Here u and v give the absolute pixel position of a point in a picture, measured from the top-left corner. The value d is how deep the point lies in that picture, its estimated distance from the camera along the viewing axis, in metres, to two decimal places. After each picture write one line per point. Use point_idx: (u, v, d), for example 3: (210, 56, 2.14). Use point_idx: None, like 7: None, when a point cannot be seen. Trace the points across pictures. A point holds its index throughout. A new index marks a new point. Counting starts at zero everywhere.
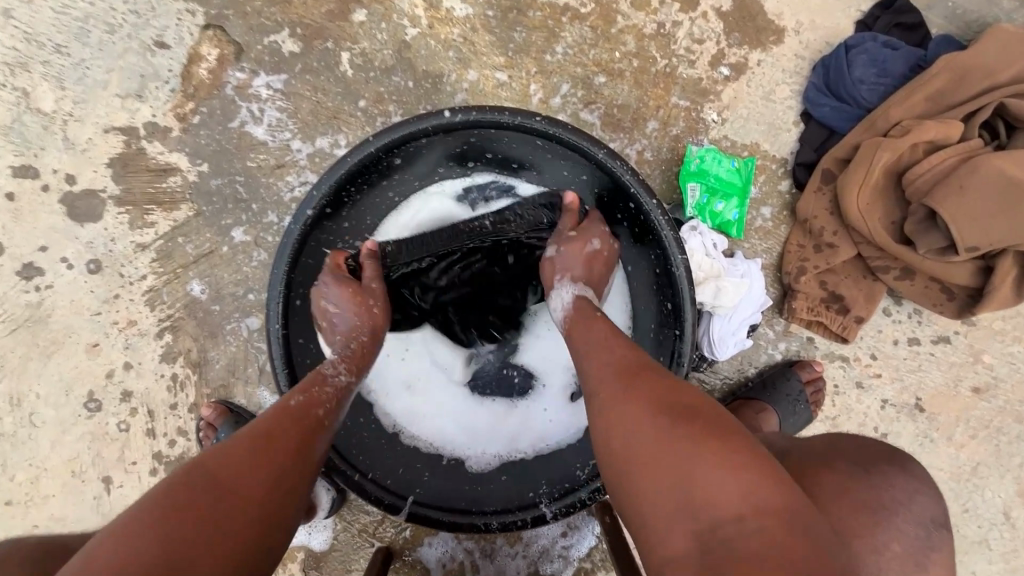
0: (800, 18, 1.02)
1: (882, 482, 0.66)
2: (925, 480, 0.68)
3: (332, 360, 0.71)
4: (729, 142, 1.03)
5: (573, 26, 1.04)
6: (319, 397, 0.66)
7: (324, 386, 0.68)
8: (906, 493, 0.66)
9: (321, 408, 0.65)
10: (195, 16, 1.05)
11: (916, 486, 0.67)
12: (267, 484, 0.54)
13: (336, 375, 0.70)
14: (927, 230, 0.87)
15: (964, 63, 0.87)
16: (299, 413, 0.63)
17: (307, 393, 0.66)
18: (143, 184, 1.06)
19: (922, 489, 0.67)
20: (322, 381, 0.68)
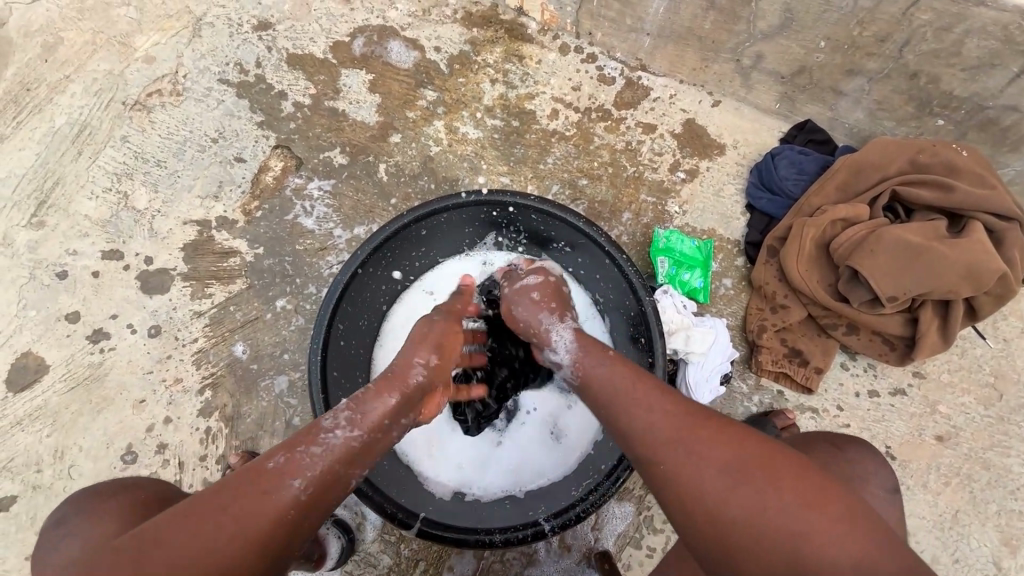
0: (736, 137, 1.32)
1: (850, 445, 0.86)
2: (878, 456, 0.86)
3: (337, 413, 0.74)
4: (690, 228, 1.27)
5: (560, 144, 1.34)
6: (299, 465, 0.68)
7: (310, 447, 0.70)
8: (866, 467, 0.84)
9: (299, 478, 0.68)
10: (269, 139, 1.36)
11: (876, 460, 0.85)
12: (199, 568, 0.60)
13: (333, 432, 0.72)
14: (855, 287, 1.07)
15: (859, 162, 1.13)
16: (274, 482, 0.67)
17: (290, 455, 0.69)
18: (207, 263, 1.28)
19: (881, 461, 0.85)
20: (310, 442, 0.71)
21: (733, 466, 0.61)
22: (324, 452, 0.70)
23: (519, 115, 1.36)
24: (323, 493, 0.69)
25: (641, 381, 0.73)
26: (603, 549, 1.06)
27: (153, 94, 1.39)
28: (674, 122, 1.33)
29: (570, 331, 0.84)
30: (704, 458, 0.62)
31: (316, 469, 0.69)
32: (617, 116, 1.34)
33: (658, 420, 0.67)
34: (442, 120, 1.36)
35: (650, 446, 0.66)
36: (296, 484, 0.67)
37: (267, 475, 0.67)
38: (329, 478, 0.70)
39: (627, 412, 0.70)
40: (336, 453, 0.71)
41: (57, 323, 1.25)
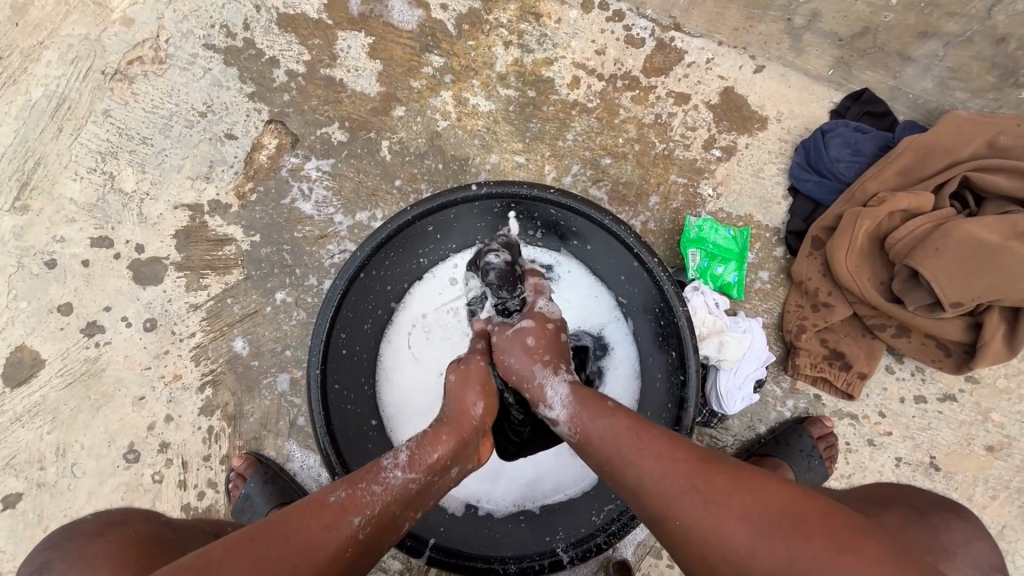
0: (780, 109, 1.17)
1: (941, 525, 0.70)
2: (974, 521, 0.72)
3: (395, 454, 0.68)
4: (725, 214, 1.14)
5: (582, 118, 1.20)
6: (361, 502, 0.63)
7: (371, 486, 0.65)
8: (962, 535, 0.69)
9: (359, 514, 0.62)
10: (261, 112, 1.24)
11: (972, 531, 0.70)
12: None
13: (392, 471, 0.66)
14: (913, 288, 0.95)
15: (927, 143, 1.00)
16: (336, 516, 0.60)
17: (350, 492, 0.64)
18: (202, 251, 1.19)
19: (975, 533, 0.70)
20: (372, 479, 0.65)
21: (763, 516, 0.53)
22: (388, 490, 0.65)
23: (535, 83, 1.21)
24: (374, 542, 0.62)
25: (643, 429, 0.65)
26: (621, 560, 1.02)
27: (134, 63, 1.27)
28: (711, 91, 1.18)
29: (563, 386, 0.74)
30: (711, 507, 0.55)
31: (376, 507, 0.63)
32: (646, 85, 1.19)
33: (668, 473, 0.59)
34: (450, 90, 1.23)
35: (653, 493, 0.59)
36: (354, 521, 0.61)
37: (329, 510, 0.61)
38: (387, 519, 0.64)
39: (630, 470, 0.62)
40: (397, 495, 0.65)
41: (49, 315, 1.18)
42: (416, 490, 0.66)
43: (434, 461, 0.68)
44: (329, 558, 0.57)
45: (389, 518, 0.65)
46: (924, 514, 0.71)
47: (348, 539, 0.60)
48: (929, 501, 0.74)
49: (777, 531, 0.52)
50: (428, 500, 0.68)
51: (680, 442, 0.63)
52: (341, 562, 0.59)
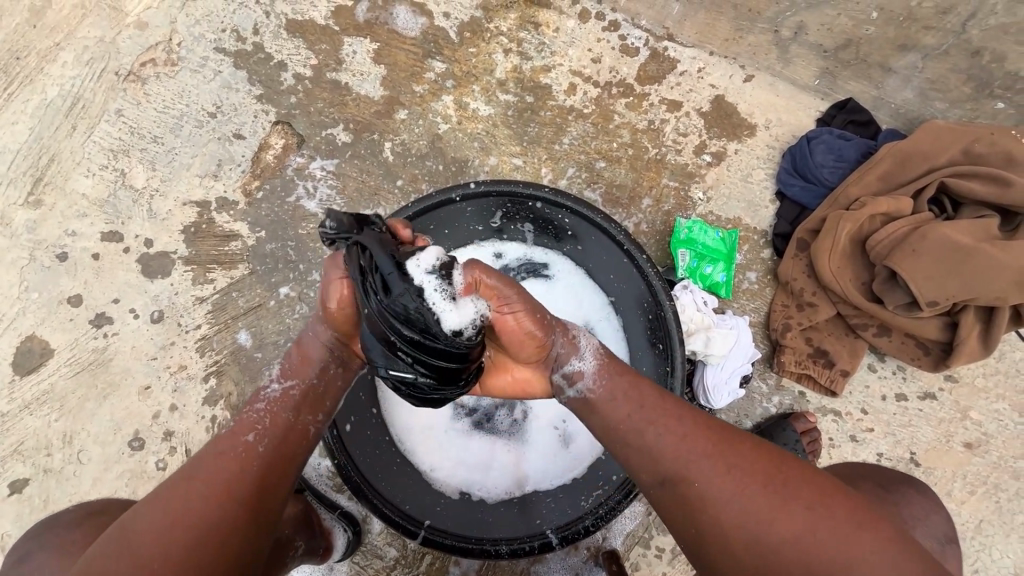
0: (769, 117, 1.22)
1: (904, 497, 0.81)
2: (931, 497, 0.82)
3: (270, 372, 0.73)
4: (715, 216, 1.18)
5: (578, 122, 1.24)
6: (249, 422, 0.69)
7: (254, 406, 0.70)
8: (922, 508, 0.80)
9: (252, 433, 0.68)
10: (269, 114, 1.28)
11: (930, 505, 0.81)
12: (194, 517, 0.61)
13: (270, 387, 0.72)
14: (892, 289, 1.00)
15: (905, 150, 1.04)
16: (229, 442, 0.67)
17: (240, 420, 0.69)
18: (208, 247, 1.23)
19: (931, 507, 0.81)
20: (253, 400, 0.70)
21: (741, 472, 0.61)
22: (268, 405, 0.70)
23: (533, 89, 1.26)
24: (277, 453, 0.68)
25: (634, 384, 0.71)
26: (610, 549, 1.05)
27: (147, 64, 1.32)
28: (702, 98, 1.23)
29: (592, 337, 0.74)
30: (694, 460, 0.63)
31: (266, 423, 0.69)
32: (640, 92, 1.24)
33: (654, 428, 0.66)
34: (451, 95, 1.27)
35: (632, 432, 0.67)
36: (247, 438, 0.68)
37: (222, 440, 0.68)
38: (282, 429, 0.69)
39: (608, 414, 0.69)
40: (280, 403, 0.70)
41: (60, 307, 1.22)
42: (297, 396, 0.71)
43: (307, 371, 0.72)
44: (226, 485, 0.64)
45: (285, 427, 0.70)
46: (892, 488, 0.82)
47: (245, 458, 0.66)
48: (890, 476, 0.85)
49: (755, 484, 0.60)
50: (320, 403, 0.73)
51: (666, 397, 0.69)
52: (243, 484, 0.65)
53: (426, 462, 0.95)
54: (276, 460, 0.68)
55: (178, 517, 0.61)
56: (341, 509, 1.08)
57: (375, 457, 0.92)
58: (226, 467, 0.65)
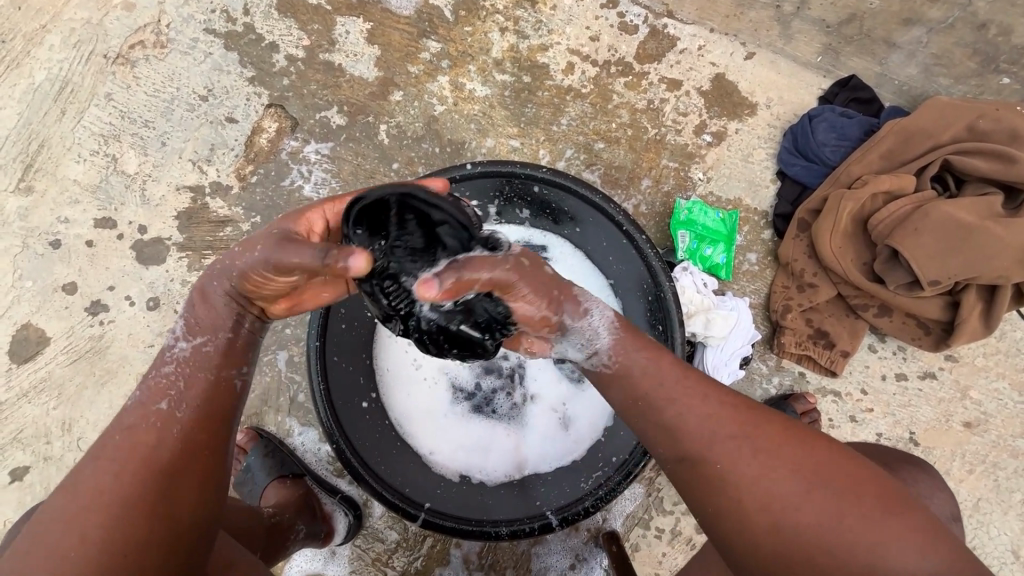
0: (770, 95, 1.20)
1: (911, 477, 0.81)
2: (936, 476, 0.83)
3: (174, 330, 0.68)
4: (715, 197, 1.17)
5: (575, 103, 1.22)
6: (160, 389, 0.65)
7: (162, 369, 0.66)
8: (930, 487, 0.81)
9: (166, 400, 0.65)
10: (261, 96, 1.26)
11: (934, 483, 0.82)
12: (117, 493, 0.59)
13: (178, 346, 0.68)
14: (894, 268, 0.99)
15: (909, 127, 1.02)
16: (142, 416, 0.64)
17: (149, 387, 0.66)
18: (203, 233, 1.22)
19: (937, 486, 0.81)
20: (160, 364, 0.66)
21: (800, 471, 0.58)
22: (177, 365, 0.66)
23: (530, 69, 1.24)
24: (201, 412, 0.65)
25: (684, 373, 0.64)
26: (610, 530, 1.06)
27: (135, 47, 1.29)
28: (703, 77, 1.21)
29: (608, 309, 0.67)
30: (752, 456, 0.59)
31: (179, 386, 0.65)
32: (639, 71, 1.21)
33: (714, 422, 0.61)
34: (447, 75, 1.25)
35: (688, 426, 0.61)
36: (161, 406, 0.64)
37: (136, 415, 0.64)
38: (204, 387, 0.66)
39: (666, 404, 0.63)
40: (189, 363, 0.67)
41: (54, 294, 1.21)
42: (212, 351, 0.67)
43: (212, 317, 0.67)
44: (142, 456, 0.61)
45: (206, 385, 0.66)
46: (895, 466, 0.82)
47: (161, 426, 0.63)
48: (898, 456, 0.85)
49: (814, 484, 0.57)
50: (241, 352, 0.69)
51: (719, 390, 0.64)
52: (164, 450, 0.62)
53: (426, 447, 0.96)
54: (202, 419, 0.65)
55: (98, 492, 0.59)
56: (341, 493, 1.08)
57: (375, 441, 0.91)
58: (146, 437, 0.62)
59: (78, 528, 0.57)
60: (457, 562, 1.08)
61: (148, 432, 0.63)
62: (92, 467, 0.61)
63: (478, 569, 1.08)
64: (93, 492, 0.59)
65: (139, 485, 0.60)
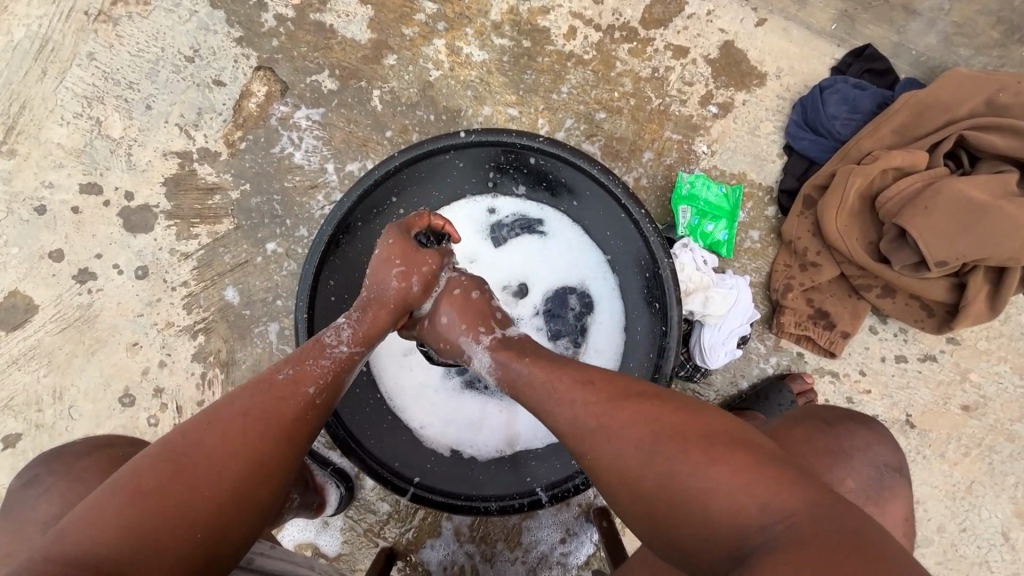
0: (780, 64, 1.14)
1: (845, 432, 0.76)
2: (875, 429, 0.77)
3: (336, 331, 0.71)
4: (719, 171, 1.13)
5: (577, 70, 1.17)
6: (311, 374, 0.65)
7: (319, 360, 0.67)
8: (862, 441, 0.76)
9: (312, 385, 0.64)
10: (249, 58, 1.21)
11: (873, 437, 0.76)
12: (262, 455, 0.57)
13: (337, 346, 0.70)
14: (900, 248, 0.96)
15: (925, 100, 0.98)
16: (289, 389, 0.62)
17: (297, 366, 0.65)
18: (191, 200, 1.19)
19: (877, 438, 0.77)
20: (319, 354, 0.67)
21: (655, 433, 0.54)
22: (334, 362, 0.68)
23: (531, 33, 1.18)
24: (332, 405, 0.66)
25: (562, 371, 0.64)
26: (601, 506, 1.06)
27: (117, 3, 1.23)
28: (711, 44, 1.15)
29: (484, 354, 0.72)
30: (614, 430, 0.56)
31: (327, 376, 0.66)
32: (644, 37, 1.16)
33: (576, 407, 0.59)
34: (443, 39, 1.19)
35: (563, 420, 0.60)
36: (309, 389, 0.64)
37: (281, 384, 0.62)
38: (339, 388, 0.67)
39: (546, 409, 0.62)
40: (342, 363, 0.69)
41: (41, 262, 1.19)
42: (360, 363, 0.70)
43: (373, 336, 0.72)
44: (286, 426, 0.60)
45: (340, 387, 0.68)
46: (832, 424, 0.76)
47: (305, 405, 0.63)
48: (839, 414, 0.79)
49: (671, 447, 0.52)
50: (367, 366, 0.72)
51: (594, 379, 0.62)
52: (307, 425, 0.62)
53: (417, 421, 0.96)
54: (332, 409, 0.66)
55: (239, 446, 0.56)
56: (333, 465, 1.08)
57: (366, 415, 0.91)
58: (288, 411, 0.61)
59: (213, 485, 0.53)
60: (449, 534, 1.09)
61: (288, 406, 0.61)
62: (216, 426, 0.57)
63: (469, 541, 1.08)
64: (226, 447, 0.56)
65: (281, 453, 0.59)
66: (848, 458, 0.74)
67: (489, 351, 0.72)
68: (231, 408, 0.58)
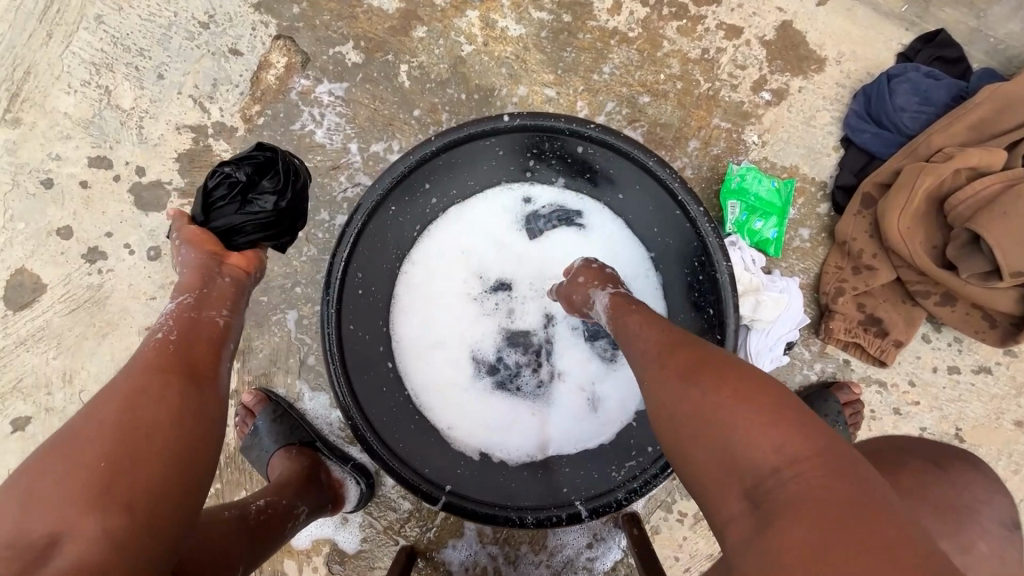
0: (841, 49, 1.06)
1: (961, 479, 0.76)
2: (993, 478, 0.77)
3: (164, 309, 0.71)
4: (769, 163, 1.06)
5: (621, 49, 1.09)
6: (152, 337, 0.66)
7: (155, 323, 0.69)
8: (981, 491, 0.76)
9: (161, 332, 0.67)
10: (268, 26, 1.12)
11: (986, 484, 0.76)
12: (153, 395, 0.59)
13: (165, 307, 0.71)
14: (970, 255, 0.88)
15: (1008, 94, 0.90)
16: (148, 345, 0.65)
17: (159, 328, 0.67)
18: (206, 178, 1.12)
19: (990, 484, 0.77)
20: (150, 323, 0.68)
21: (700, 382, 0.55)
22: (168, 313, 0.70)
23: (572, 6, 1.09)
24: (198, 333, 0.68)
25: (648, 321, 0.66)
26: (631, 512, 1.01)
27: None
28: (767, 24, 1.06)
29: (607, 297, 0.74)
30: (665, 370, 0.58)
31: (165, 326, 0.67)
32: (695, 14, 1.07)
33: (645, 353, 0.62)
34: (477, 10, 1.11)
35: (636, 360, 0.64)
36: (160, 335, 0.66)
37: (151, 350, 0.64)
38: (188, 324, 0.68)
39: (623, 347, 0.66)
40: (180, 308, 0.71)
41: (49, 239, 1.13)
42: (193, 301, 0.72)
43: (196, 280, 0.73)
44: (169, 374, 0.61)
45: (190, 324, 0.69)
46: (943, 467, 0.77)
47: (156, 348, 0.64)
48: (939, 451, 0.80)
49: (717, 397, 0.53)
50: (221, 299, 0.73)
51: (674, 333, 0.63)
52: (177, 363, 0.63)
53: (445, 423, 0.91)
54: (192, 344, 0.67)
55: (142, 399, 0.58)
56: (354, 461, 1.04)
57: (392, 416, 0.86)
58: (158, 354, 0.64)
59: (115, 430, 0.55)
60: (471, 535, 1.05)
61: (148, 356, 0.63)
62: (111, 395, 0.58)
63: (492, 542, 1.05)
64: (128, 403, 0.57)
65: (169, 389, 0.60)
66: (973, 512, 0.73)
67: (613, 295, 0.74)
68: (111, 385, 0.60)
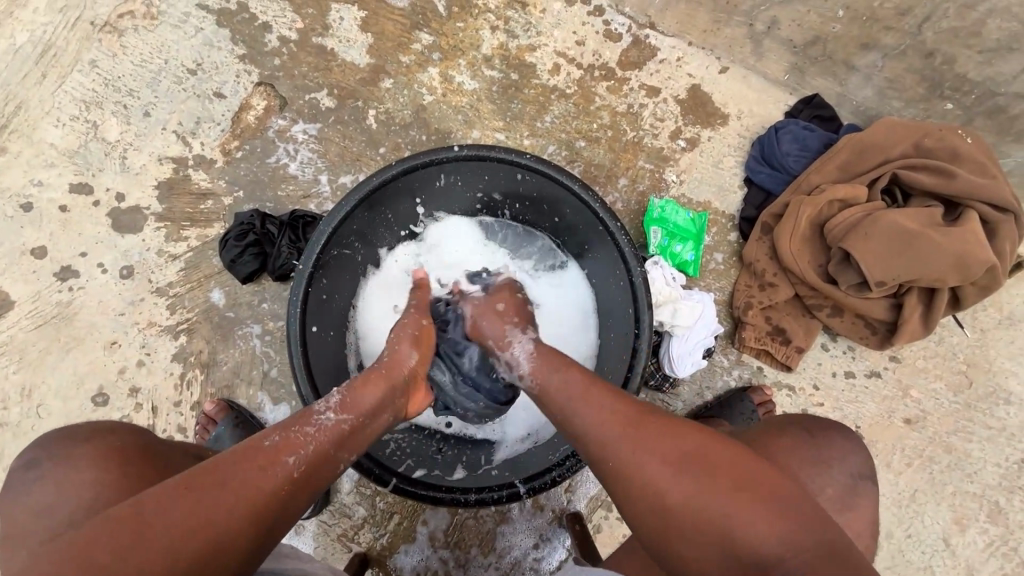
0: (740, 107, 1.28)
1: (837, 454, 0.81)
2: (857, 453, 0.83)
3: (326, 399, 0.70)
4: (687, 199, 1.24)
5: (559, 102, 1.28)
6: (294, 441, 0.65)
7: (304, 427, 0.67)
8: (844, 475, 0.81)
9: (293, 454, 0.64)
10: (251, 74, 1.27)
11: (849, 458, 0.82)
12: (225, 527, 0.58)
13: (324, 413, 0.69)
14: (845, 269, 1.07)
15: (864, 141, 1.11)
16: (270, 457, 0.63)
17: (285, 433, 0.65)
18: (183, 204, 1.22)
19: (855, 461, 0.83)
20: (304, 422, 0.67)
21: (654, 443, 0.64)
22: (319, 429, 0.67)
23: (518, 67, 1.29)
24: (311, 475, 0.65)
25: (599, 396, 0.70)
26: (574, 511, 1.09)
27: (124, 16, 1.28)
28: (679, 86, 1.28)
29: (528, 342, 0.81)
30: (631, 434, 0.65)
31: (310, 445, 0.65)
32: (621, 76, 1.28)
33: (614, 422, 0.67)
34: (437, 67, 1.29)
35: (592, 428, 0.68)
36: (288, 459, 0.63)
37: (264, 452, 0.63)
38: (321, 457, 0.66)
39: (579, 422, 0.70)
40: (329, 433, 0.67)
41: (22, 258, 1.19)
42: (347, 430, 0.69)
43: (365, 404, 0.72)
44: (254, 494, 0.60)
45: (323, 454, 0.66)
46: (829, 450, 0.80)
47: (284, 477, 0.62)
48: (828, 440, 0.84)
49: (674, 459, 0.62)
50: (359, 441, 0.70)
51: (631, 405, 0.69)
52: (270, 494, 0.61)
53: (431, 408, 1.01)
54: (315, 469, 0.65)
55: (222, 522, 0.58)
56: None
57: None
58: (266, 481, 0.61)
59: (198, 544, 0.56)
60: (423, 539, 1.09)
61: (268, 476, 0.61)
62: (207, 486, 0.59)
63: (443, 546, 1.09)
64: (210, 519, 0.57)
65: (242, 535, 0.59)
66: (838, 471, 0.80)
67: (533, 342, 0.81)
68: (221, 470, 0.60)
